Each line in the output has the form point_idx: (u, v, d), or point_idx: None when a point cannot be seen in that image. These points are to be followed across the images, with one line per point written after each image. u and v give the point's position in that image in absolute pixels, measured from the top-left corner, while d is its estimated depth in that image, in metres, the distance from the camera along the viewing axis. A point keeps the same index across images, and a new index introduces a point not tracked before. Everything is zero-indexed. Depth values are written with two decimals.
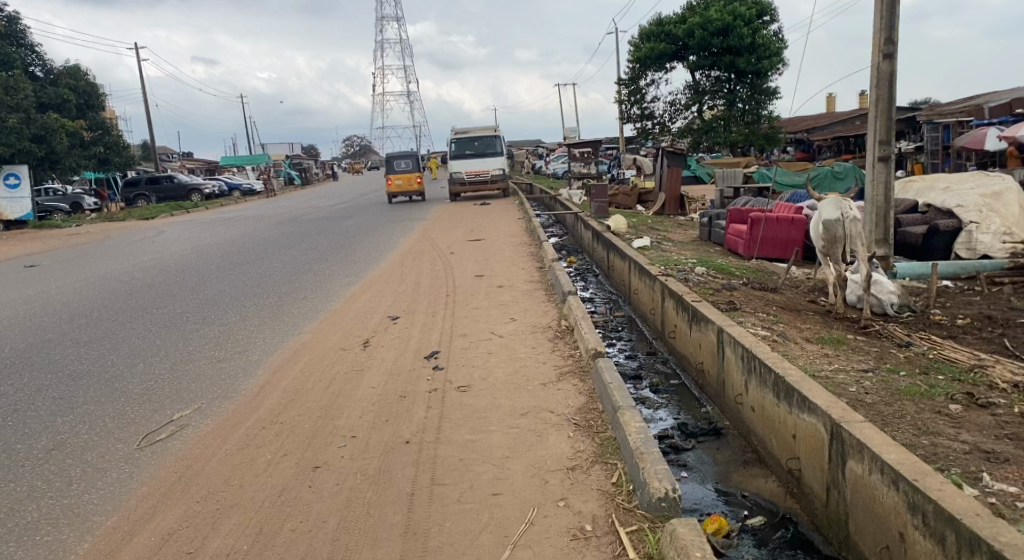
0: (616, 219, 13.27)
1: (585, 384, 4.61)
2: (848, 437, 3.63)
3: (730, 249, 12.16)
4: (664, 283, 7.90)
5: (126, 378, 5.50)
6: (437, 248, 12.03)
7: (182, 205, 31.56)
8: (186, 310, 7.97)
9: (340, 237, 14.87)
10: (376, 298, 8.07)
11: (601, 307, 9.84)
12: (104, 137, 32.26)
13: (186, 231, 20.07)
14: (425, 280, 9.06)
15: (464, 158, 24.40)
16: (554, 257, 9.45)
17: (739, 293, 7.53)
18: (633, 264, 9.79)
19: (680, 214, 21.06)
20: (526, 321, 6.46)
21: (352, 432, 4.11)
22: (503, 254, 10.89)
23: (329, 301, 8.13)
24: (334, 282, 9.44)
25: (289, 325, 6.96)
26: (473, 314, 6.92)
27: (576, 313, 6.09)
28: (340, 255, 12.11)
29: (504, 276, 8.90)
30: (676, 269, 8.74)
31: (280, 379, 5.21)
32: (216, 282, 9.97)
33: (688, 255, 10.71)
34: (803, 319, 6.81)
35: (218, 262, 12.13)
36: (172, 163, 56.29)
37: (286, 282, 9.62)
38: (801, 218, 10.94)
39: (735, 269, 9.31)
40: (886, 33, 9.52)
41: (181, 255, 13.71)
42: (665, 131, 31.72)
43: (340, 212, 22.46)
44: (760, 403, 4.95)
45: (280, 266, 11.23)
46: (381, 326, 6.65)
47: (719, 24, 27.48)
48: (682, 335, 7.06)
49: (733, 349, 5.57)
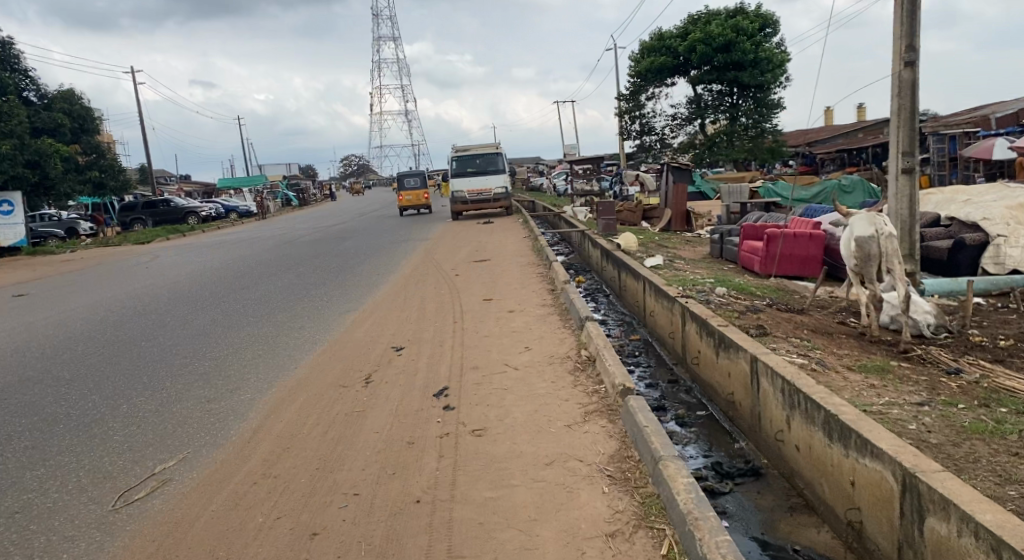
0: (626, 236, 12.81)
1: (615, 426, 4.13)
2: (928, 491, 3.15)
3: (745, 267, 11.67)
4: (684, 305, 7.42)
5: (107, 423, 5.01)
6: (440, 270, 11.59)
7: (179, 229, 31.22)
8: (178, 343, 7.51)
9: (338, 260, 14.44)
10: (378, 327, 7.60)
11: (615, 329, 9.37)
12: (99, 161, 32.01)
13: (182, 255, 19.67)
14: (429, 305, 8.62)
15: (465, 176, 24.03)
16: (566, 278, 8.99)
17: (766, 315, 7.06)
18: (647, 284, 9.34)
19: (686, 230, 20.63)
20: (541, 350, 5.99)
21: (354, 489, 3.63)
22: (511, 275, 10.45)
23: (329, 331, 7.66)
24: (334, 309, 9.00)
25: (286, 360, 6.50)
26: (483, 343, 6.46)
27: (596, 341, 5.63)
28: (341, 279, 11.67)
29: (513, 300, 8.44)
30: (694, 289, 8.28)
31: (274, 424, 4.73)
32: (211, 310, 9.52)
33: (704, 274, 10.25)
34: (839, 343, 6.33)
35: (212, 289, 11.68)
36: (170, 186, 56.18)
37: (284, 310, 9.17)
38: (821, 234, 10.52)
39: (756, 289, 8.86)
40: (908, 40, 9.16)
41: (175, 281, 13.26)
42: (666, 146, 31.44)
43: (340, 233, 22.07)
44: (806, 442, 4.46)
45: (278, 292, 10.79)
46: (385, 359, 6.18)
47: (720, 38, 27.29)
48: (708, 361, 6.57)
49: (770, 381, 5.09)
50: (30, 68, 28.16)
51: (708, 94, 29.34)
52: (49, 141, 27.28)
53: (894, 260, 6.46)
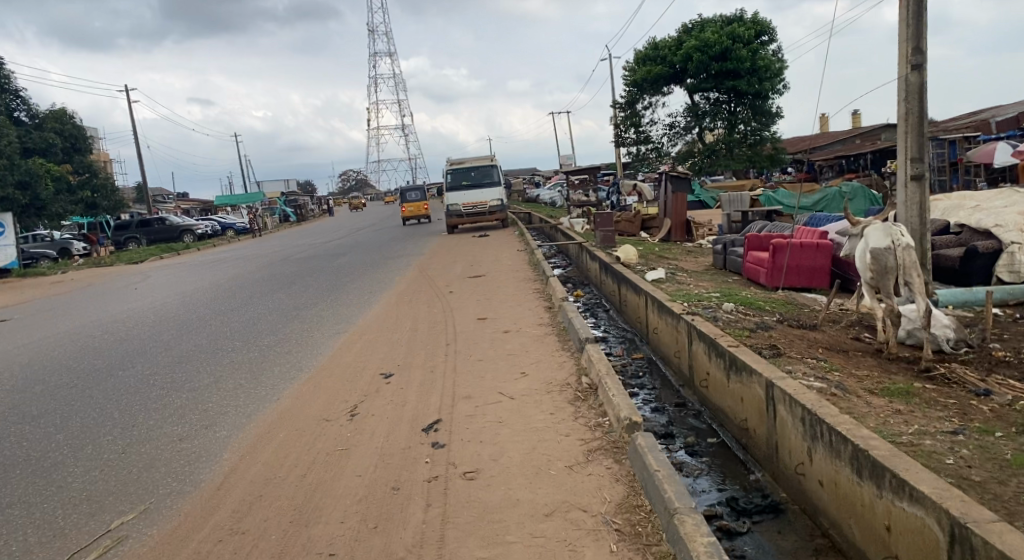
0: (626, 249, 12.44)
1: (621, 467, 3.73)
2: (983, 547, 2.74)
3: (751, 279, 11.29)
4: (691, 324, 7.04)
5: (67, 467, 4.60)
6: (435, 287, 11.22)
7: (172, 247, 30.89)
8: (157, 372, 7.12)
9: (331, 278, 14.05)
10: (368, 351, 7.19)
11: (616, 347, 8.98)
12: (91, 180, 31.74)
13: (173, 275, 19.31)
14: (422, 325, 8.23)
15: (461, 189, 23.73)
16: (565, 295, 8.60)
17: (777, 333, 6.68)
18: (650, 299, 8.97)
19: (686, 241, 20.28)
20: (539, 376, 5.60)
21: (330, 549, 3.21)
22: (507, 292, 10.09)
23: (316, 356, 7.26)
24: (323, 332, 8.60)
25: (267, 389, 6.09)
26: (478, 368, 6.06)
27: (598, 366, 5.25)
28: (332, 298, 11.31)
29: (509, 319, 8.05)
30: (700, 305, 7.91)
31: (249, 466, 4.32)
32: (195, 335, 9.13)
33: (707, 287, 9.89)
34: (856, 363, 5.94)
35: (199, 311, 11.28)
36: (166, 204, 56.01)
37: (271, 333, 8.79)
38: (828, 244, 10.20)
39: (763, 303, 8.50)
40: (915, 42, 8.87)
41: (162, 304, 12.87)
42: (664, 155, 31.20)
43: (334, 249, 21.73)
44: (832, 479, 4.05)
45: (266, 313, 10.41)
46: (373, 388, 5.78)
47: (717, 46, 27.09)
48: (718, 384, 6.18)
49: (789, 409, 4.69)
50: (21, 88, 27.99)
51: (705, 102, 29.12)
52: (40, 161, 27.05)
53: (912, 272, 6.10)
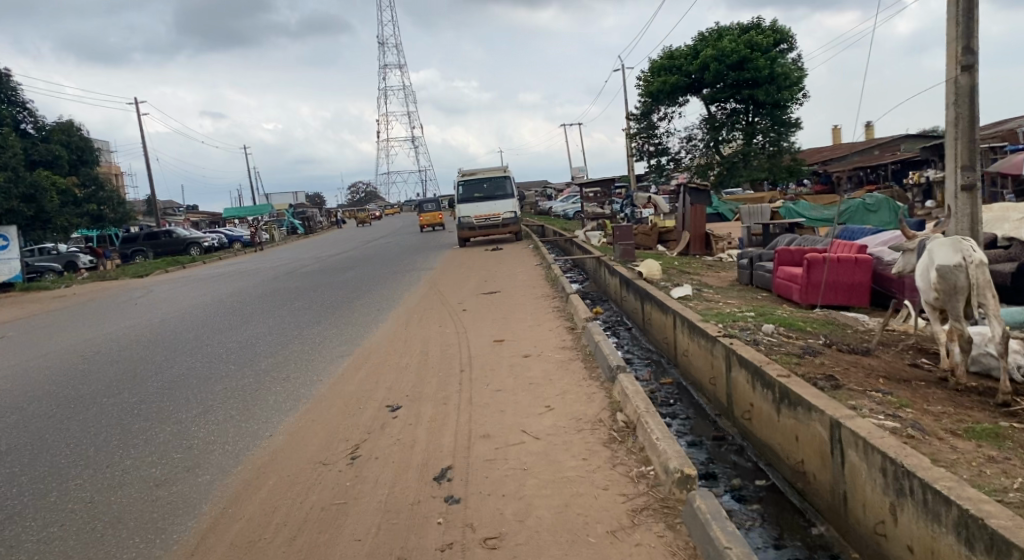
0: (648, 263, 11.80)
1: (676, 538, 3.06)
2: None
3: (782, 296, 10.60)
4: (729, 349, 6.36)
5: (23, 520, 3.98)
6: (446, 304, 10.66)
7: (179, 260, 30.57)
8: (145, 400, 6.53)
9: (337, 294, 13.50)
10: (372, 379, 6.57)
11: (643, 371, 8.30)
12: (98, 192, 31.51)
13: (177, 289, 18.86)
14: (433, 348, 7.61)
15: (473, 202, 23.18)
16: (587, 314, 7.95)
17: (829, 359, 5.98)
18: (678, 318, 8.30)
19: (706, 254, 19.58)
20: (565, 411, 4.93)
21: None
22: (525, 310, 9.46)
23: (317, 383, 6.65)
24: (326, 354, 7.99)
25: (259, 424, 5.48)
26: (494, 401, 5.40)
27: (635, 402, 4.58)
28: (337, 315, 10.75)
29: (528, 341, 7.40)
30: (736, 325, 7.23)
31: (232, 523, 3.70)
32: (191, 357, 8.57)
33: (739, 305, 9.20)
34: (925, 395, 5.22)
35: (198, 330, 10.76)
36: (176, 217, 55.95)
37: (271, 355, 8.21)
38: (867, 258, 9.51)
39: (803, 323, 7.80)
40: (965, 42, 8.19)
41: (161, 321, 12.35)
42: (679, 167, 30.62)
43: (342, 262, 21.22)
44: (928, 546, 3.35)
45: (268, 332, 9.85)
46: (378, 424, 5.15)
47: (734, 55, 26.53)
48: (763, 419, 5.49)
49: (862, 455, 3.99)
50: (28, 100, 27.87)
51: (722, 113, 28.55)
52: (46, 173, 26.86)
53: (987, 293, 5.40)
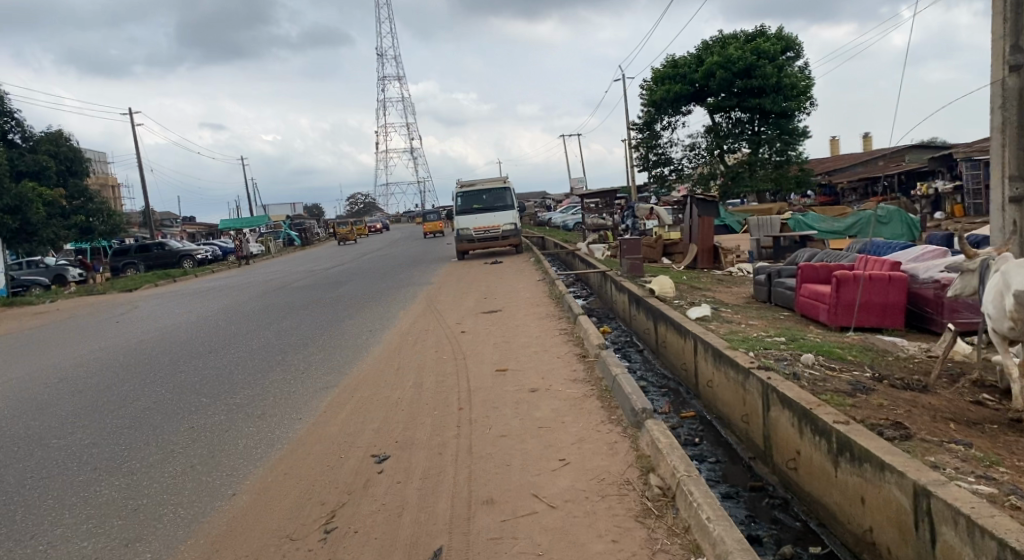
0: (660, 280, 11.01)
1: None
2: None
3: (807, 315, 9.80)
4: (767, 385, 5.56)
5: None
6: (444, 324, 9.86)
7: (170, 273, 29.84)
8: (98, 442, 5.70)
9: (328, 312, 12.69)
10: (358, 419, 5.72)
11: (661, 403, 7.49)
12: (86, 205, 30.91)
13: (164, 305, 18.11)
14: (429, 379, 6.80)
15: (472, 213, 22.40)
16: (600, 339, 7.14)
17: (885, 398, 5.17)
18: (700, 344, 7.51)
19: (715, 268, 18.80)
20: (584, 469, 4.11)
21: None
22: (529, 332, 8.63)
23: (295, 423, 5.82)
24: (308, 385, 7.17)
25: (222, 478, 4.65)
26: (500, 451, 4.57)
27: (673, 462, 3.76)
28: (326, 337, 9.95)
29: (533, 372, 6.58)
30: (769, 355, 6.42)
31: None
32: (161, 387, 7.74)
33: (764, 328, 8.39)
34: (1009, 445, 4.41)
35: (175, 354, 9.94)
36: (170, 228, 55.07)
37: (249, 386, 7.38)
38: (901, 277, 8.78)
39: (841, 351, 7.00)
40: (1016, 39, 7.44)
41: (140, 342, 11.55)
42: (683, 177, 29.82)
43: (336, 276, 20.41)
44: None
45: (248, 358, 9.03)
46: (359, 481, 4.32)
47: (740, 63, 25.98)
48: (816, 472, 4.68)
49: (962, 537, 3.14)
50: (17, 110, 27.27)
51: (727, 122, 27.90)
52: (33, 185, 26.28)
53: None
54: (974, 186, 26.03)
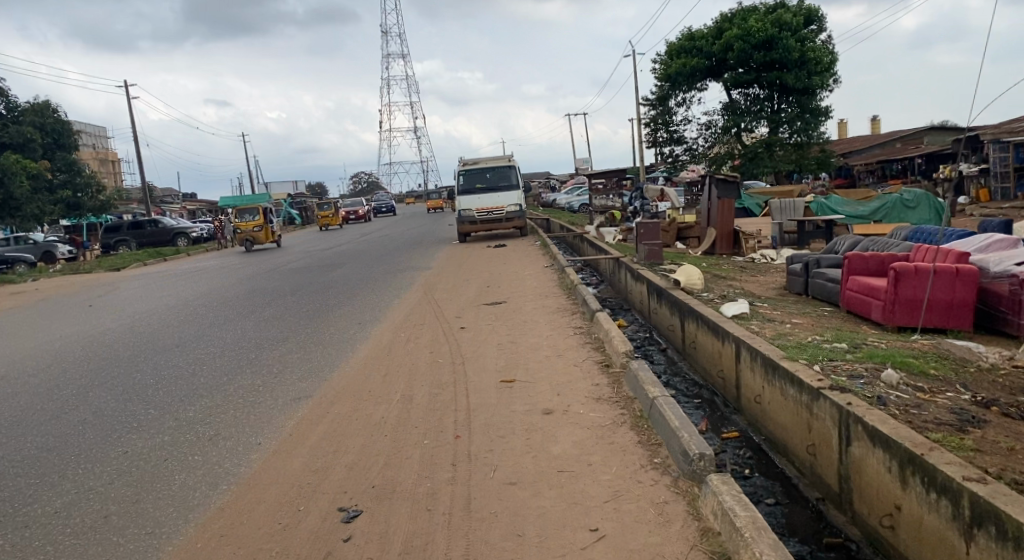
0: (685, 270, 9.77)
1: None
2: None
3: (856, 313, 8.61)
4: (847, 413, 4.36)
5: None
6: (442, 318, 8.70)
7: (162, 251, 28.79)
8: (4, 473, 4.57)
9: (315, 300, 11.49)
10: (330, 447, 4.58)
11: (698, 418, 6.36)
12: (73, 179, 29.86)
13: (146, 287, 16.99)
14: (420, 390, 5.65)
15: (474, 193, 21.17)
16: (627, 344, 5.98)
17: (1009, 436, 3.96)
18: (745, 349, 6.35)
19: (734, 254, 17.58)
20: (627, 548, 2.94)
21: None
22: (539, 332, 7.42)
23: (250, 452, 4.67)
24: (276, 394, 6.02)
25: (136, 540, 3.49)
26: (508, 510, 3.40)
27: (761, 554, 2.59)
28: (307, 331, 8.80)
29: (548, 386, 5.42)
30: (838, 370, 5.24)
31: None
32: (107, 393, 6.59)
33: (812, 330, 7.21)
34: None
35: (135, 348, 8.80)
36: (169, 204, 54.04)
37: (208, 394, 6.23)
38: (970, 270, 7.55)
39: (918, 361, 5.79)
40: None
41: (104, 331, 10.42)
42: (697, 157, 28.55)
43: (330, 258, 19.23)
44: None
45: (217, 356, 7.89)
46: (314, 556, 3.15)
47: (762, 35, 24.54)
48: (929, 540, 3.51)
49: None
50: None
51: (744, 98, 26.56)
52: (16, 156, 25.14)
53: None
54: (1002, 169, 24.77)
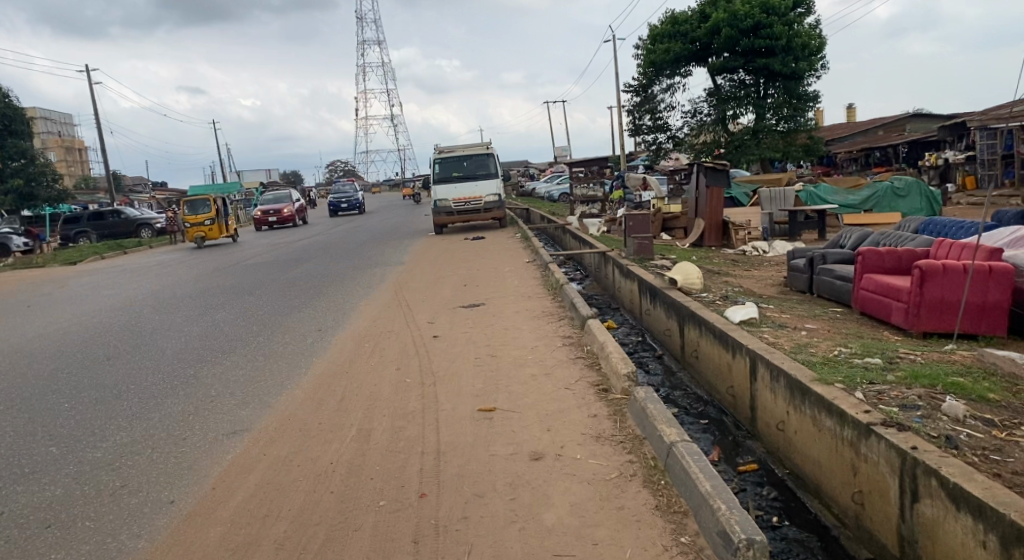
0: (683, 268, 8.82)
1: None
2: None
3: (873, 316, 7.76)
4: (911, 459, 3.48)
5: None
6: (412, 325, 7.67)
7: (123, 244, 27.37)
8: None
9: (273, 301, 10.35)
10: (263, 509, 3.59)
11: (709, 446, 5.46)
12: (27, 167, 28.25)
13: (96, 284, 15.66)
14: (381, 424, 4.65)
15: (451, 181, 20.07)
16: (627, 363, 5.02)
17: None
18: (762, 365, 5.44)
19: (723, 246, 16.74)
20: None
21: None
22: (523, 343, 6.43)
23: (161, 515, 3.66)
24: (209, 427, 4.99)
25: None
26: None
27: None
28: (259, 340, 7.73)
29: (535, 417, 4.47)
30: (886, 398, 4.35)
31: None
32: (7, 424, 5.49)
33: (833, 339, 6.31)
34: None
35: (60, 361, 7.65)
36: (136, 193, 52.16)
37: (126, 428, 5.15)
38: (1005, 268, 6.70)
39: (969, 380, 4.89)
40: None
41: (33, 338, 9.24)
42: (680, 145, 27.73)
43: (296, 252, 17.93)
44: None
45: (152, 372, 6.81)
46: None
47: (749, 18, 23.70)
48: None
49: None
50: None
51: (730, 84, 25.74)
52: None
53: None
54: (989, 156, 23.87)
